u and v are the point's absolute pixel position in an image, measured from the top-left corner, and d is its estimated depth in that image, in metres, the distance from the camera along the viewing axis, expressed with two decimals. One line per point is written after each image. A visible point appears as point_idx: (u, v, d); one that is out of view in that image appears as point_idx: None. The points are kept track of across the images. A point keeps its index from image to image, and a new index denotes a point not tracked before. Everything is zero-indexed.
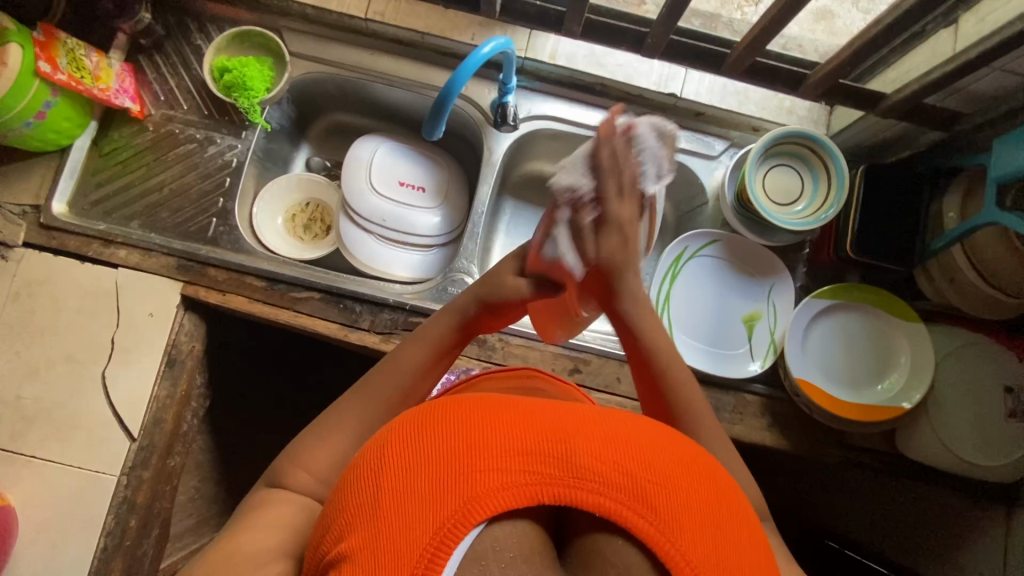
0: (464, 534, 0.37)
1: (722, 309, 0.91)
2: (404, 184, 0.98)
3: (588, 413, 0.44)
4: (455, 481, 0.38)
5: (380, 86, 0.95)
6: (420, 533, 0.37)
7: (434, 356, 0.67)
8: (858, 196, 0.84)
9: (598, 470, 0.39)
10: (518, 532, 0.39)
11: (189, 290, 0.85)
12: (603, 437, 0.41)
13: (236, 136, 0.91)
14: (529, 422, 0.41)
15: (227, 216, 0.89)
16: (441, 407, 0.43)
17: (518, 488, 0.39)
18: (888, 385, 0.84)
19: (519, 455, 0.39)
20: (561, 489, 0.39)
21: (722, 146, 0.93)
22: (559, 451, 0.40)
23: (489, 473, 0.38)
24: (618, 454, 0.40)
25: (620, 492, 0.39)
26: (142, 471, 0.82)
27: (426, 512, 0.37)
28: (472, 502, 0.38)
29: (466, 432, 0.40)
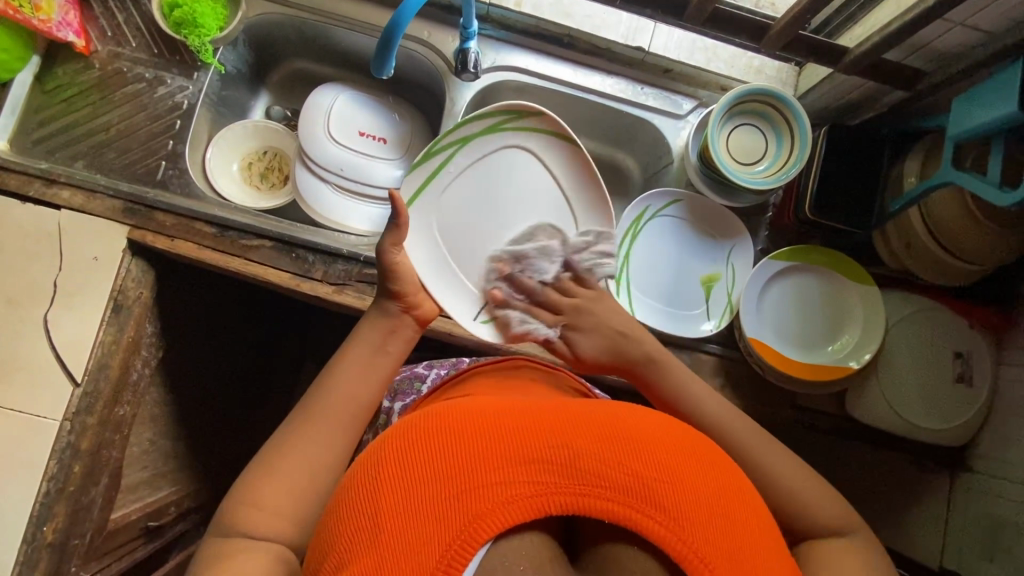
0: (474, 552, 0.39)
1: (681, 270, 0.90)
2: (364, 134, 0.95)
3: (582, 413, 0.47)
4: (462, 499, 0.40)
5: (341, 30, 0.92)
6: (428, 556, 0.38)
7: (382, 339, 0.67)
8: (820, 156, 0.84)
9: (605, 473, 0.42)
10: (529, 544, 0.41)
11: (136, 234, 0.82)
12: (602, 441, 0.44)
13: (187, 77, 0.88)
14: (528, 432, 0.44)
15: (177, 159, 0.86)
16: (435, 424, 0.45)
17: (524, 498, 0.41)
18: (839, 346, 0.84)
19: (521, 465, 0.42)
20: (565, 497, 0.42)
21: (690, 106, 0.92)
22: (561, 457, 0.43)
23: (493, 485, 0.41)
24: (617, 454, 0.43)
25: (624, 494, 0.41)
26: (87, 417, 0.81)
27: (435, 534, 0.39)
28: (480, 517, 0.40)
29: (465, 444, 0.43)
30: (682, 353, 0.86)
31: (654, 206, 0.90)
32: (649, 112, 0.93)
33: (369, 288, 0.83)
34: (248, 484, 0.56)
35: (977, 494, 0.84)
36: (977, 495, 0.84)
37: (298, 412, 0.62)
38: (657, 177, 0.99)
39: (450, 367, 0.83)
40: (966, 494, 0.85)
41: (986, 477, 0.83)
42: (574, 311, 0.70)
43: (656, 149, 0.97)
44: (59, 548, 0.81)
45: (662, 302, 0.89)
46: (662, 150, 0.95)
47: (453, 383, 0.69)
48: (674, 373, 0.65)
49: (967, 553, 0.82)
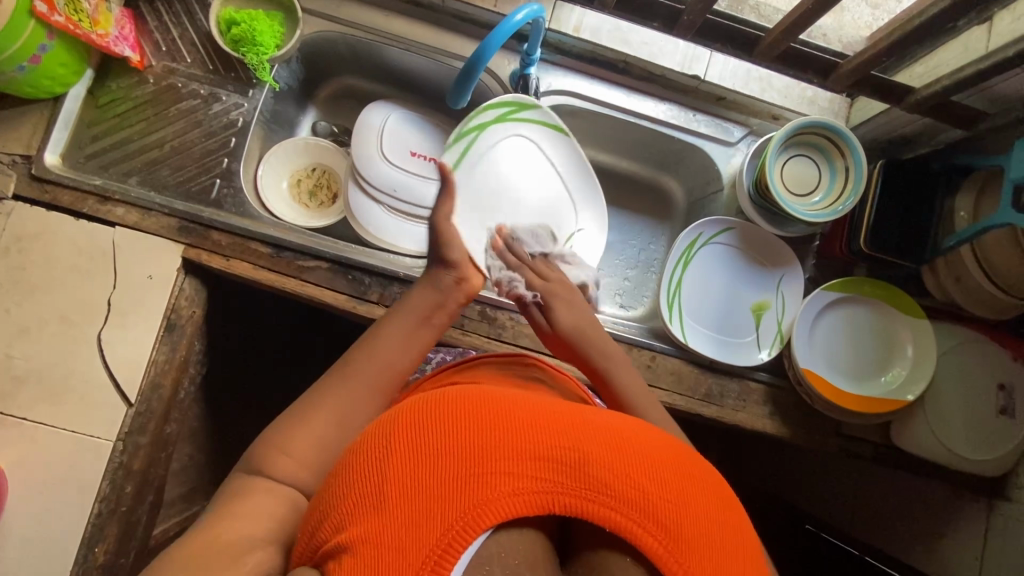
0: (470, 542, 0.38)
1: (732, 297, 0.91)
2: (416, 155, 0.95)
3: (599, 420, 0.46)
4: (468, 484, 0.39)
5: (396, 50, 0.92)
6: (427, 536, 0.37)
7: (421, 317, 0.67)
8: (875, 190, 0.85)
9: (613, 481, 0.41)
10: (524, 540, 0.40)
11: (191, 253, 0.82)
12: (615, 449, 0.43)
13: (243, 94, 0.87)
14: (542, 427, 0.42)
15: (232, 177, 0.86)
16: (453, 400, 0.44)
17: (529, 494, 0.40)
18: (891, 378, 0.85)
19: (531, 460, 0.41)
20: (570, 498, 0.40)
21: (740, 133, 0.93)
22: (572, 459, 0.41)
23: (500, 478, 0.40)
24: (628, 466, 0.42)
25: (628, 506, 0.40)
26: (139, 437, 0.80)
27: (435, 512, 0.38)
28: (481, 506, 0.39)
29: (478, 429, 0.41)
30: (732, 381, 0.87)
31: (706, 233, 0.90)
32: (701, 139, 0.93)
33: None
34: (284, 428, 0.56)
35: (1016, 524, 0.85)
36: (1016, 526, 0.85)
37: (337, 367, 0.61)
38: (704, 202, 0.99)
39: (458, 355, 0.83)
40: (1004, 524, 0.87)
41: None
42: (562, 288, 0.73)
43: (705, 175, 0.97)
44: (109, 568, 0.80)
45: (713, 329, 0.89)
46: (712, 176, 0.96)
47: (463, 373, 0.69)
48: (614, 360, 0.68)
49: None
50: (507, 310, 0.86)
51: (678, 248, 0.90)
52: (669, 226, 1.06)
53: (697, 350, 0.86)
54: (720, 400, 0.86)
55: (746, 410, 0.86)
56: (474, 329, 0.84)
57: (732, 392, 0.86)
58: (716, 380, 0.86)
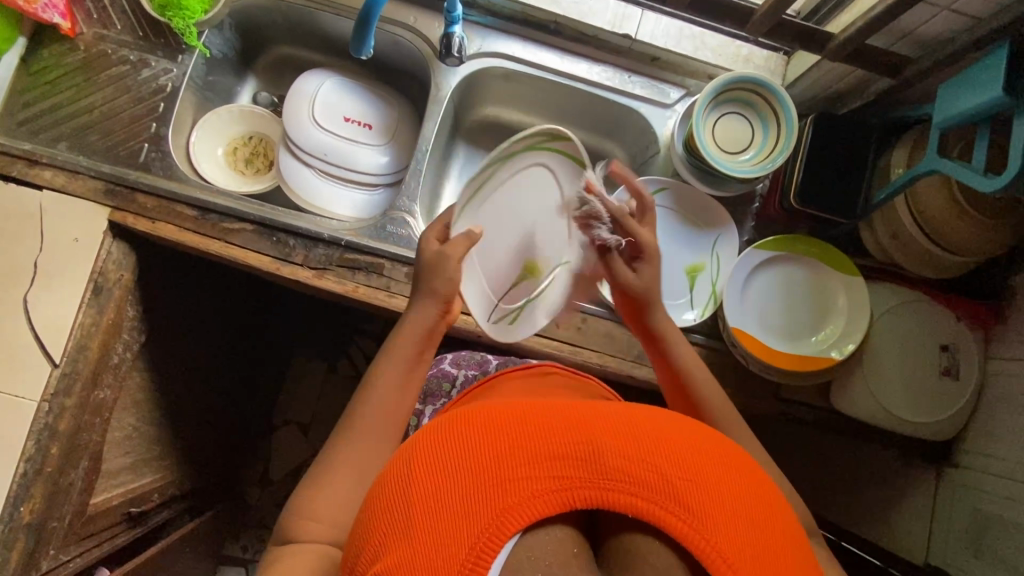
0: (500, 548, 0.38)
1: (666, 259, 0.89)
2: (349, 120, 0.95)
3: (620, 410, 0.45)
4: (489, 493, 0.39)
5: (328, 16, 0.92)
6: (454, 552, 0.37)
7: (413, 359, 0.64)
8: (806, 145, 0.83)
9: (636, 470, 0.40)
10: (554, 540, 0.40)
11: (117, 216, 0.82)
12: (636, 438, 0.42)
13: (172, 60, 0.87)
14: (557, 426, 0.42)
15: (160, 142, 0.86)
16: (463, 417, 0.44)
17: (551, 495, 0.39)
18: (822, 337, 0.83)
19: (549, 460, 0.40)
20: (593, 492, 0.40)
21: (677, 94, 0.92)
22: (589, 453, 0.41)
23: (522, 481, 0.39)
24: (651, 455, 0.41)
25: (653, 493, 0.39)
26: (65, 399, 0.81)
27: (460, 528, 0.38)
28: (506, 513, 0.38)
29: (493, 440, 0.41)
30: None
31: None
32: (636, 100, 0.92)
33: (350, 273, 0.83)
34: (302, 497, 0.56)
35: (962, 488, 0.83)
36: (962, 490, 0.83)
37: (338, 428, 0.60)
38: (644, 166, 0.98)
39: (476, 367, 0.83)
40: (951, 489, 0.84)
41: (972, 472, 0.83)
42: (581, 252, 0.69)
43: (643, 138, 0.96)
44: (37, 529, 0.81)
45: None
46: (649, 139, 0.95)
47: (480, 390, 0.71)
48: (670, 332, 0.68)
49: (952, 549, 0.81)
50: None
51: None
52: None
53: None
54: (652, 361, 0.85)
55: None
56: (400, 291, 0.83)
57: None
58: None
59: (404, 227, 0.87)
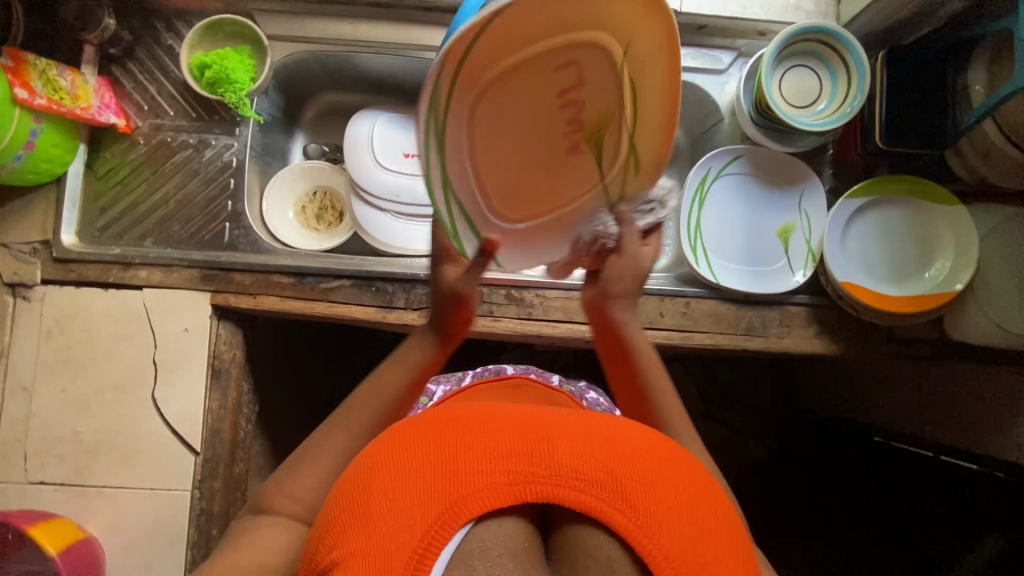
0: (449, 536, 0.40)
1: (754, 226, 0.89)
2: (409, 155, 0.94)
3: (573, 416, 0.48)
4: (442, 485, 0.41)
5: (368, 56, 0.92)
6: (403, 543, 0.39)
7: (412, 377, 0.65)
8: (882, 84, 0.81)
9: (585, 467, 0.43)
10: (506, 532, 0.41)
11: (218, 299, 0.84)
12: (584, 435, 0.45)
13: (231, 134, 0.88)
14: (510, 428, 0.45)
15: (240, 218, 0.87)
16: (419, 418, 0.47)
17: (502, 489, 0.42)
18: (934, 271, 0.82)
19: (503, 457, 0.43)
20: (545, 487, 0.42)
21: (730, 58, 0.91)
22: (544, 451, 0.43)
23: (476, 473, 0.42)
24: (597, 450, 0.44)
25: (601, 489, 0.42)
26: (213, 482, 0.83)
27: (416, 515, 0.40)
28: (458, 503, 0.41)
29: (448, 440, 0.44)
30: (771, 310, 0.86)
31: (714, 168, 0.88)
32: (689, 73, 0.91)
33: None
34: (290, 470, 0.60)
35: None
36: None
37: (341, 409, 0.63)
38: (706, 137, 0.97)
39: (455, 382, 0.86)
40: None
41: None
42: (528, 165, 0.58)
43: (702, 109, 0.95)
44: None
45: (741, 262, 0.88)
46: (709, 109, 0.94)
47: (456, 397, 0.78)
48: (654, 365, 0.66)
49: None
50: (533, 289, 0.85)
51: (689, 188, 0.88)
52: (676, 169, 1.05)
53: (728, 286, 0.85)
54: (763, 330, 0.85)
55: (791, 335, 0.85)
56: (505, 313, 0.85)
57: (773, 320, 0.85)
58: (755, 312, 0.85)
59: None
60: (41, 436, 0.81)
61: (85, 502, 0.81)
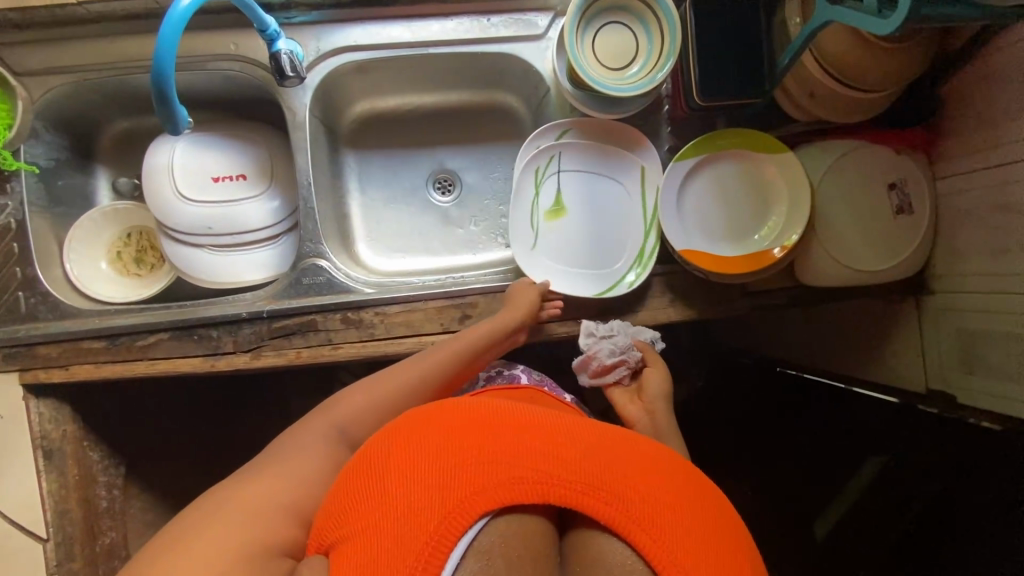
0: (469, 523, 0.46)
1: (597, 203, 0.85)
2: (219, 179, 0.85)
3: (594, 428, 0.55)
4: (468, 473, 0.48)
5: (143, 77, 0.81)
6: (426, 523, 0.45)
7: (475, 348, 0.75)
8: (692, 35, 0.75)
9: (600, 475, 0.50)
10: (520, 526, 0.48)
11: (28, 377, 0.77)
12: (599, 447, 0.53)
13: (2, 192, 0.78)
14: (539, 431, 0.52)
15: (34, 284, 0.79)
16: (455, 410, 0.54)
17: (523, 486, 0.48)
18: (773, 224, 0.79)
19: (530, 457, 0.50)
20: (562, 490, 0.49)
21: (546, 20, 0.83)
22: (564, 456, 0.50)
23: (502, 469, 0.49)
24: (613, 464, 0.51)
25: (614, 494, 0.49)
26: (72, 563, 0.79)
27: (439, 499, 0.46)
28: (481, 492, 0.47)
29: (478, 432, 0.51)
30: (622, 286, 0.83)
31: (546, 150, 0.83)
32: (505, 44, 0.84)
33: (287, 341, 0.79)
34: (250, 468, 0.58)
35: (946, 313, 0.84)
36: None
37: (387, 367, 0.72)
38: (542, 107, 0.91)
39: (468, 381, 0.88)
40: (935, 315, 0.86)
41: (950, 294, 0.83)
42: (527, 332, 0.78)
43: (530, 79, 0.88)
44: None
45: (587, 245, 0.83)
46: (535, 79, 0.87)
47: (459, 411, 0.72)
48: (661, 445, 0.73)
49: (953, 372, 0.84)
50: (370, 307, 0.81)
51: (524, 177, 0.83)
52: None
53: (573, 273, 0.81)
54: (615, 307, 0.82)
55: (645, 308, 0.83)
56: (344, 339, 0.80)
57: (625, 295, 0.83)
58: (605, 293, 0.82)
59: (322, 273, 0.82)
60: None
61: None
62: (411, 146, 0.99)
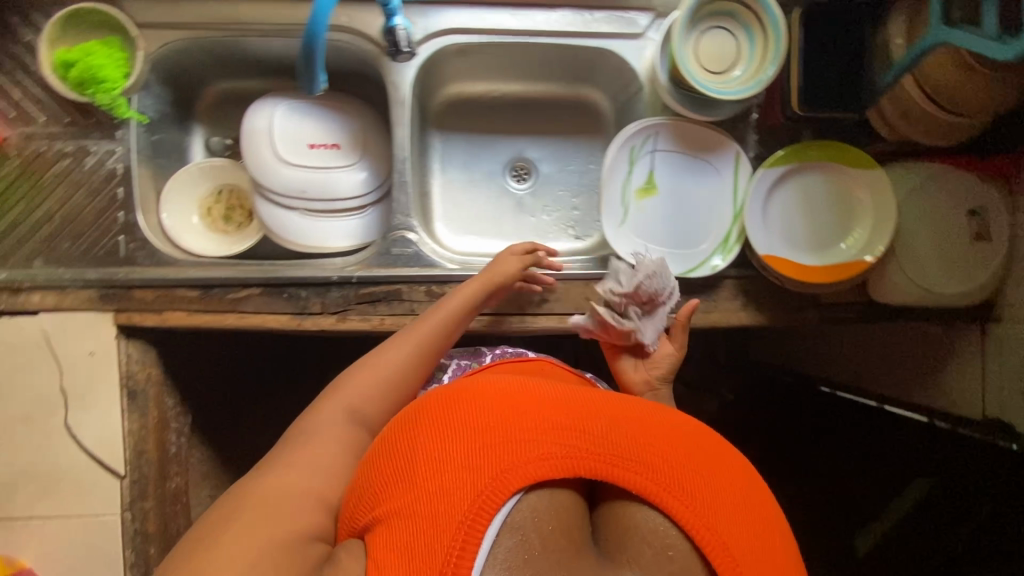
0: (505, 499, 0.49)
1: (683, 201, 0.85)
2: (315, 146, 0.88)
3: (602, 401, 0.59)
4: (495, 455, 0.51)
5: (254, 39, 0.84)
6: (465, 501, 0.48)
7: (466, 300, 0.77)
8: (798, 45, 0.77)
9: (615, 447, 0.54)
10: (551, 499, 0.51)
11: (122, 318, 0.80)
12: (614, 423, 0.56)
13: (111, 138, 0.80)
14: (552, 409, 0.56)
15: (135, 230, 0.81)
16: (470, 397, 0.57)
17: (548, 461, 0.52)
18: (854, 239, 0.81)
19: (550, 434, 0.53)
20: (585, 462, 0.52)
21: (647, 20, 0.85)
22: (583, 432, 0.54)
23: (526, 446, 0.52)
24: (627, 435, 0.55)
25: (633, 464, 0.53)
26: (144, 502, 0.82)
27: (473, 480, 0.50)
28: (511, 470, 0.50)
29: (497, 416, 0.54)
30: (698, 285, 0.85)
31: (638, 144, 0.84)
32: (605, 39, 0.85)
33: (372, 308, 0.82)
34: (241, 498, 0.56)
35: (1011, 343, 0.84)
36: (1011, 343, 0.84)
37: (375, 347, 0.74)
38: (630, 104, 0.93)
39: (471, 356, 0.85)
40: (999, 344, 0.86)
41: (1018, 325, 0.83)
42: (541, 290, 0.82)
43: (622, 76, 0.90)
44: None
45: (669, 242, 0.84)
46: (629, 76, 0.89)
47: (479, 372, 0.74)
48: None
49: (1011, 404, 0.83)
50: (453, 282, 0.83)
51: (616, 167, 0.84)
52: (604, 139, 1.01)
53: None
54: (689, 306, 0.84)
55: (717, 309, 0.85)
56: (427, 310, 0.82)
57: (700, 294, 0.85)
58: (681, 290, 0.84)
59: (410, 245, 0.84)
60: None
61: (12, 533, 0.80)
62: (492, 132, 1.02)
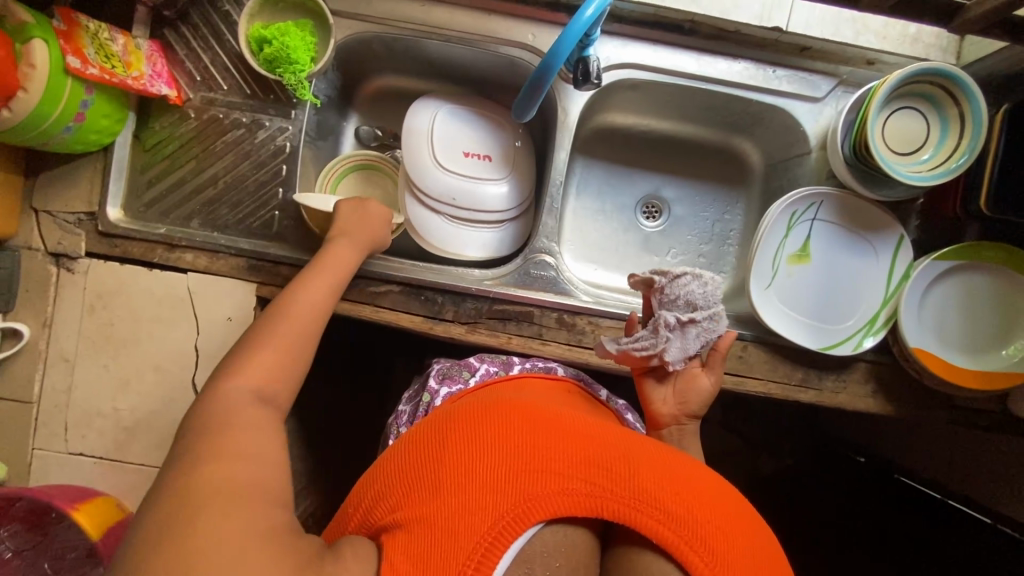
0: (520, 529, 0.46)
1: (831, 273, 0.84)
2: (469, 154, 0.89)
3: (636, 441, 0.55)
4: (517, 481, 0.48)
5: (436, 43, 0.85)
6: (480, 526, 0.46)
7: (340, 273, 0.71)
8: (998, 144, 0.74)
9: (648, 494, 0.49)
10: (564, 537, 0.48)
11: (264, 291, 0.81)
12: (638, 460, 0.52)
13: (286, 117, 0.83)
14: (582, 441, 0.53)
15: (290, 208, 0.83)
16: (500, 418, 0.54)
17: (569, 496, 0.48)
18: (1013, 350, 0.78)
19: (578, 466, 0.50)
20: (609, 502, 0.48)
21: (829, 86, 0.83)
22: (612, 469, 0.50)
23: (551, 476, 0.49)
24: (659, 480, 0.50)
25: (662, 512, 0.48)
26: None
27: (492, 505, 0.47)
28: (532, 501, 0.47)
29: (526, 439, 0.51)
30: (833, 362, 0.82)
31: (799, 210, 0.82)
32: (782, 98, 0.84)
33: (501, 324, 0.82)
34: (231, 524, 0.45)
35: None
36: None
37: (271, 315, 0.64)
38: (787, 166, 0.91)
39: (500, 364, 0.79)
40: None
41: None
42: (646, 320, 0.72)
43: (787, 136, 0.88)
44: None
45: (811, 314, 0.82)
46: (795, 137, 0.87)
47: (506, 385, 0.71)
48: None
49: None
50: (585, 314, 0.82)
51: (775, 228, 0.82)
52: (746, 193, 0.99)
53: (794, 339, 0.80)
54: (818, 382, 0.82)
55: (847, 391, 0.82)
56: (553, 337, 0.82)
57: (832, 372, 0.82)
58: (815, 365, 0.82)
59: (548, 269, 0.84)
60: (81, 410, 0.81)
61: (121, 476, 0.81)
62: (632, 166, 1.00)
